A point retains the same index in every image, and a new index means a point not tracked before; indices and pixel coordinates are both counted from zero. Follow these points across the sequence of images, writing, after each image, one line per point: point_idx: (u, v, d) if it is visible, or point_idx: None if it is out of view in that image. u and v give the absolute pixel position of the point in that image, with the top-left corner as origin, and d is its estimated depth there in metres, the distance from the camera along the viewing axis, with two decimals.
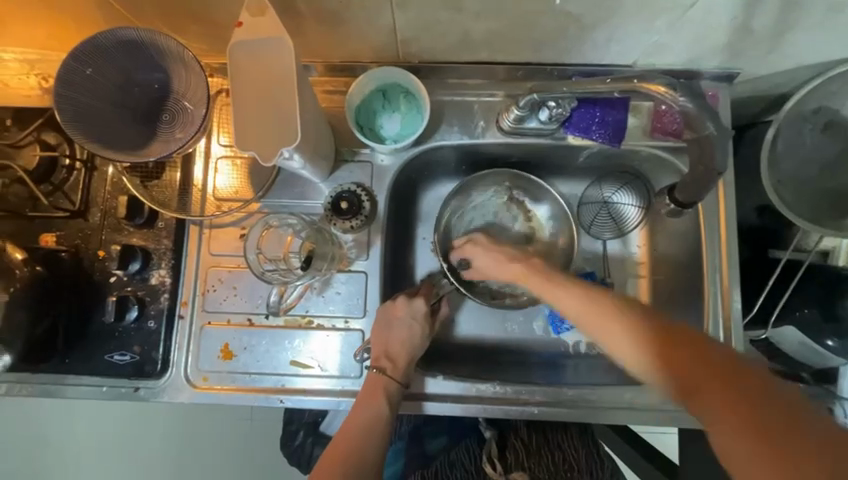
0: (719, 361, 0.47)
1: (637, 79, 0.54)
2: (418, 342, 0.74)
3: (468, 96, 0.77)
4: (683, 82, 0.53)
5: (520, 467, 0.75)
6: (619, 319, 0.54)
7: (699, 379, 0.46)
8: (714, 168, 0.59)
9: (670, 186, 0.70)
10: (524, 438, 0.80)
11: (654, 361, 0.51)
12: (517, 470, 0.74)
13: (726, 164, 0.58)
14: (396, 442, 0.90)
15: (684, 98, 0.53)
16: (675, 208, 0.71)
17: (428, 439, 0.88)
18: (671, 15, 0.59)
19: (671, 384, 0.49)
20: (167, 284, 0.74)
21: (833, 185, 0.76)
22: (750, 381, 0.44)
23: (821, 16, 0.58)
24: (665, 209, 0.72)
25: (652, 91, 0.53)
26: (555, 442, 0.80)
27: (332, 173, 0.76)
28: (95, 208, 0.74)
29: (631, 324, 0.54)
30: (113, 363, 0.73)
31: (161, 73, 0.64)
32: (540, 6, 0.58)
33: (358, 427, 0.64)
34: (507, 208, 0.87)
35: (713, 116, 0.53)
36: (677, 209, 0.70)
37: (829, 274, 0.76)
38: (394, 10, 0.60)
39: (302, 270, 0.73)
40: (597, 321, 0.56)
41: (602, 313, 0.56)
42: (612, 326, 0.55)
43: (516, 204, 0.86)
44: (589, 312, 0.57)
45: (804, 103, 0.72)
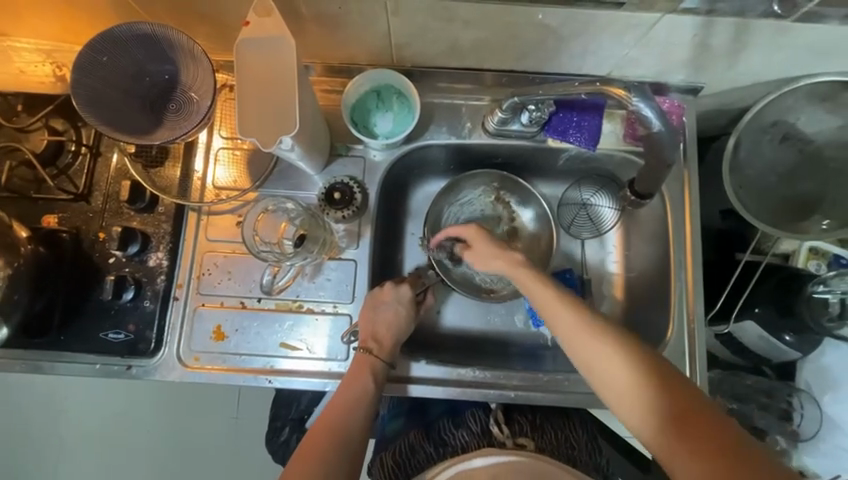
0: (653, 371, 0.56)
1: (601, 82, 0.61)
2: (405, 325, 0.78)
3: (456, 100, 0.83)
4: (640, 86, 0.60)
5: (526, 434, 0.72)
6: (574, 317, 0.62)
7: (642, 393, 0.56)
8: (669, 161, 0.66)
9: (629, 182, 0.77)
10: (529, 416, 0.77)
11: (612, 371, 0.58)
12: (523, 437, 0.71)
13: (674, 157, 0.66)
14: (399, 403, 0.91)
15: (639, 101, 0.59)
16: (636, 201, 0.77)
17: (431, 405, 0.87)
18: (639, 31, 0.65)
19: (617, 389, 0.57)
20: (164, 266, 0.77)
21: (787, 192, 0.83)
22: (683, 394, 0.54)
23: (768, 39, 0.65)
24: (627, 201, 0.78)
25: (614, 95, 0.59)
26: (560, 424, 0.77)
27: (327, 166, 0.81)
28: (98, 192, 0.77)
29: (587, 330, 0.60)
30: (107, 340, 0.75)
31: (171, 65, 0.68)
32: (521, 18, 0.64)
33: (344, 403, 0.68)
34: (492, 206, 0.92)
35: (662, 115, 0.60)
36: (637, 202, 0.77)
37: (783, 273, 0.83)
38: (389, 18, 0.66)
39: (294, 251, 0.77)
40: (560, 322, 0.62)
41: (564, 308, 0.63)
42: (570, 324, 0.62)
43: (499, 204, 0.92)
44: (552, 309, 0.64)
45: (762, 116, 0.79)
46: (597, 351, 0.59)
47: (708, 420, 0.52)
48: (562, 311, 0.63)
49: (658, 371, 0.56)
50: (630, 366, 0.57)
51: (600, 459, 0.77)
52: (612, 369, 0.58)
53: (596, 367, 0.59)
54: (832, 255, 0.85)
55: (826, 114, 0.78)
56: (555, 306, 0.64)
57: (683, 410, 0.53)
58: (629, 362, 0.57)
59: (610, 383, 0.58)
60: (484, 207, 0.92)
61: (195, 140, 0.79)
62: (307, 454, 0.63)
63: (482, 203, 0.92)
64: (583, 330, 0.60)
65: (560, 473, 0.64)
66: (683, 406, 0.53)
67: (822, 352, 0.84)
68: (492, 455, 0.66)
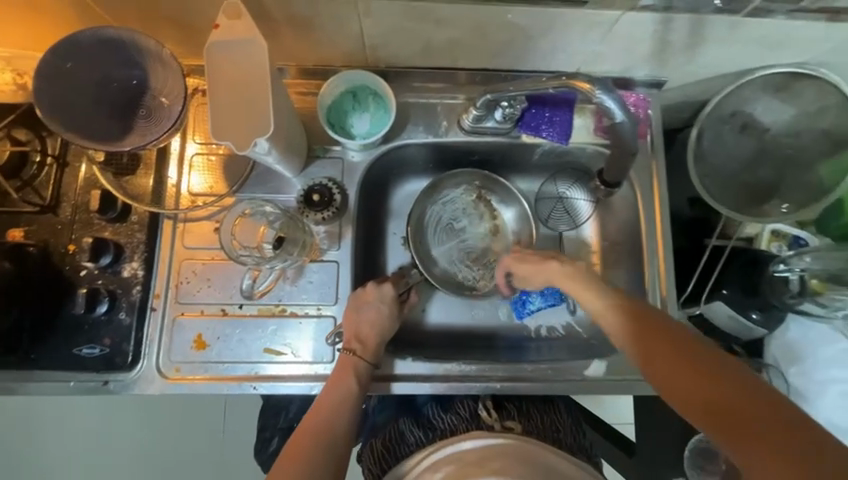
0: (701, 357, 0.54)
1: (566, 76, 0.63)
2: (390, 324, 0.78)
3: (431, 99, 0.84)
4: (602, 79, 0.63)
5: (513, 417, 0.77)
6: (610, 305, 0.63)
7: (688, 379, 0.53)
8: (632, 151, 0.70)
9: (597, 173, 0.80)
10: (515, 402, 0.82)
11: (653, 356, 0.57)
12: (510, 420, 0.76)
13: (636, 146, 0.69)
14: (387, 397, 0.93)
15: (600, 92, 0.62)
16: (606, 190, 0.80)
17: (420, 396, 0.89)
18: (603, 28, 0.68)
19: (658, 374, 0.56)
20: (139, 276, 0.75)
21: (748, 179, 0.88)
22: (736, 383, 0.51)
23: (723, 33, 0.69)
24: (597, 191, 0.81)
25: (578, 87, 0.63)
26: (545, 408, 0.83)
27: (305, 168, 0.81)
28: (66, 203, 0.75)
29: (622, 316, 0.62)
30: (82, 355, 0.73)
31: (139, 70, 0.66)
32: (490, 17, 0.66)
33: (329, 405, 0.68)
34: (488, 242, 0.94)
35: (622, 107, 0.64)
36: (607, 191, 0.80)
37: (747, 255, 0.88)
38: (361, 19, 0.67)
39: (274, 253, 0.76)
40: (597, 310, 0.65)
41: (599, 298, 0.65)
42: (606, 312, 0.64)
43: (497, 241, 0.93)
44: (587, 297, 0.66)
45: (722, 107, 0.83)
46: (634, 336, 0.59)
47: (761, 410, 0.48)
48: (595, 299, 0.65)
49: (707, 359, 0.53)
50: (672, 351, 0.55)
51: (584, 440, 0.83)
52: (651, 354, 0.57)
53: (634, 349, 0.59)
54: (790, 237, 0.89)
55: (780, 104, 0.83)
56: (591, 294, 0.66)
57: (735, 401, 0.49)
58: (671, 347, 0.56)
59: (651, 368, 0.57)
60: (481, 244, 0.94)
61: (167, 148, 0.78)
62: (291, 456, 0.62)
63: (480, 238, 0.94)
64: (618, 317, 0.62)
65: (541, 452, 0.67)
66: (735, 394, 0.50)
67: (787, 327, 0.88)
68: (481, 438, 0.68)
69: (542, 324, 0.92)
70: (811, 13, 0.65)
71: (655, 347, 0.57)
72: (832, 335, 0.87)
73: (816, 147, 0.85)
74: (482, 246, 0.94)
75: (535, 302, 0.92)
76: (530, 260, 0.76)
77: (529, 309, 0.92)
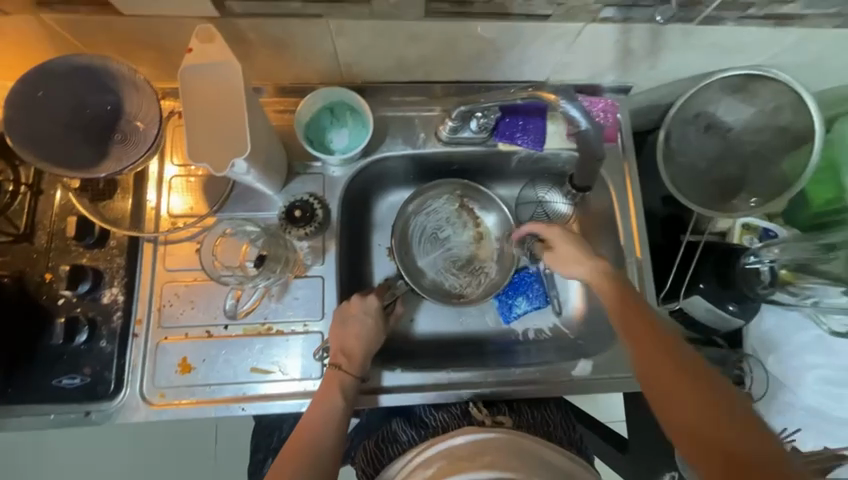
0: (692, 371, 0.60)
1: (533, 88, 0.66)
2: (377, 337, 0.77)
3: (408, 112, 0.86)
4: (567, 90, 0.67)
5: (504, 414, 0.80)
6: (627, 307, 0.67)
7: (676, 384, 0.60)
8: (598, 156, 0.72)
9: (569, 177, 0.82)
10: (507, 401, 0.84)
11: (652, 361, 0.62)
12: (501, 416, 0.79)
13: (603, 151, 0.72)
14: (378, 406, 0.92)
15: (564, 101, 0.66)
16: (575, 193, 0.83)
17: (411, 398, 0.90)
18: (568, 39, 0.71)
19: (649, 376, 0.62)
20: (120, 302, 0.74)
21: (716, 176, 0.92)
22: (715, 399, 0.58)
23: (680, 41, 0.72)
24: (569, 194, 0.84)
25: (546, 98, 0.66)
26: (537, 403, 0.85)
27: (286, 185, 0.81)
28: (41, 231, 0.74)
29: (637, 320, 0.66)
30: (62, 387, 0.71)
31: (113, 95, 0.67)
32: (458, 33, 0.68)
33: (316, 420, 0.68)
34: (517, 259, 0.93)
35: (585, 114, 0.66)
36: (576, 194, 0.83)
37: (722, 249, 0.90)
38: (334, 38, 0.68)
39: (256, 271, 0.76)
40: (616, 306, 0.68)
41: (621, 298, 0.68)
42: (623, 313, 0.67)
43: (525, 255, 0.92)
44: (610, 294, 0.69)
45: (686, 109, 0.87)
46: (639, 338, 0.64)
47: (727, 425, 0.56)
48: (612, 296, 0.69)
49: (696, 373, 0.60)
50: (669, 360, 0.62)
51: (574, 434, 0.84)
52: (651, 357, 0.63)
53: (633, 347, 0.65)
54: (762, 229, 0.94)
55: (740, 104, 0.87)
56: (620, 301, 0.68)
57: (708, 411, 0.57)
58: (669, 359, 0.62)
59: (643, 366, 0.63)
60: (509, 261, 0.93)
61: (145, 171, 0.78)
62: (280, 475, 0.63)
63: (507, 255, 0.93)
64: (631, 319, 0.66)
65: (534, 446, 0.66)
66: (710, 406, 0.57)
67: (762, 317, 0.92)
68: (472, 433, 0.67)
69: (529, 328, 0.94)
70: (758, 20, 0.69)
71: (660, 359, 0.62)
72: (802, 322, 0.90)
73: (776, 143, 0.89)
74: (467, 254, 0.95)
75: (521, 306, 0.94)
76: (566, 240, 0.77)
77: (516, 313, 0.93)
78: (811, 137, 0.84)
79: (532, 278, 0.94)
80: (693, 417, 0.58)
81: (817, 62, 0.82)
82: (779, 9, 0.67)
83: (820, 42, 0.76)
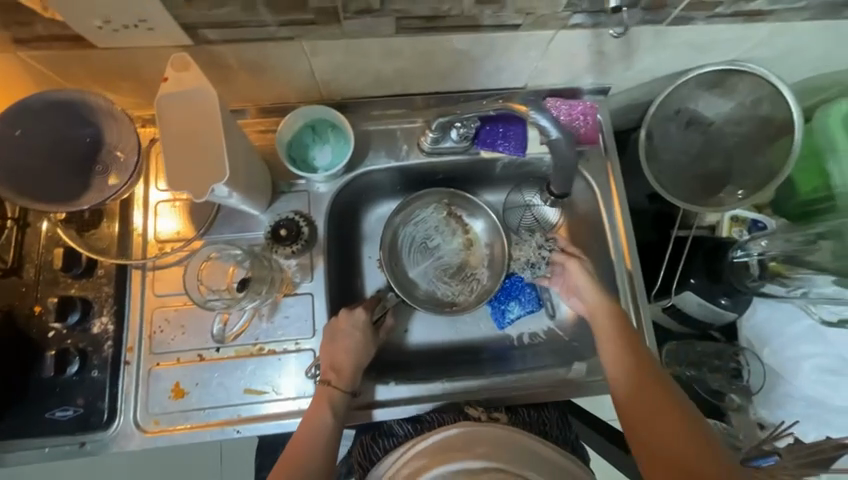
0: (661, 386, 0.71)
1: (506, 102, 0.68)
2: (364, 353, 0.77)
3: (390, 125, 0.86)
4: (538, 102, 0.68)
5: (500, 407, 0.82)
6: (612, 325, 0.77)
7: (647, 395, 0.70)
8: (570, 166, 0.73)
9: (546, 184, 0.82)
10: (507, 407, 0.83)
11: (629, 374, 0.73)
12: (496, 412, 0.79)
13: (574, 161, 0.72)
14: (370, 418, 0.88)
15: (535, 114, 0.67)
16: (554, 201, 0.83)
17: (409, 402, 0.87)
18: (541, 46, 0.71)
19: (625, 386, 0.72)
20: (110, 331, 0.74)
21: (700, 170, 0.92)
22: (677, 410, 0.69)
23: (652, 41, 0.73)
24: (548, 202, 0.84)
25: (517, 110, 0.67)
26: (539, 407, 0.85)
27: (271, 204, 0.82)
28: (29, 264, 0.74)
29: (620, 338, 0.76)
30: (55, 419, 0.71)
31: (92, 127, 0.67)
32: (432, 47, 0.69)
33: (306, 436, 0.69)
34: (537, 253, 0.87)
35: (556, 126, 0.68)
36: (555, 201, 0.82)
37: (710, 243, 0.91)
38: (309, 59, 0.69)
39: (242, 293, 0.76)
40: (603, 323, 0.78)
41: (609, 316, 0.78)
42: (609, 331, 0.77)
43: (546, 249, 0.86)
44: (600, 312, 0.79)
45: (665, 107, 0.87)
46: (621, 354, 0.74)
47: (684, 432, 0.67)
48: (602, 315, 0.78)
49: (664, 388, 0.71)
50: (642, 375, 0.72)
51: (568, 433, 0.87)
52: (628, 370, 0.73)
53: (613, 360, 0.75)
54: (750, 220, 0.93)
55: (718, 99, 0.88)
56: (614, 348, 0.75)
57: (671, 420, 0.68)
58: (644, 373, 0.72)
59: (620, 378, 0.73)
60: (530, 255, 0.87)
61: (131, 195, 0.78)
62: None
63: (526, 250, 0.88)
64: (615, 335, 0.76)
65: (538, 445, 0.67)
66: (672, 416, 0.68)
67: (754, 310, 0.92)
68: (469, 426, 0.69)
69: (523, 332, 0.94)
70: (727, 18, 0.70)
71: (635, 374, 0.72)
72: (794, 313, 0.90)
73: (758, 136, 0.90)
74: (458, 261, 0.96)
75: (514, 311, 0.93)
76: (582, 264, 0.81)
77: (510, 318, 0.93)
78: (791, 128, 0.85)
79: (523, 282, 0.93)
80: (657, 424, 0.68)
81: (792, 54, 0.82)
82: (747, 6, 0.68)
83: (792, 35, 0.76)
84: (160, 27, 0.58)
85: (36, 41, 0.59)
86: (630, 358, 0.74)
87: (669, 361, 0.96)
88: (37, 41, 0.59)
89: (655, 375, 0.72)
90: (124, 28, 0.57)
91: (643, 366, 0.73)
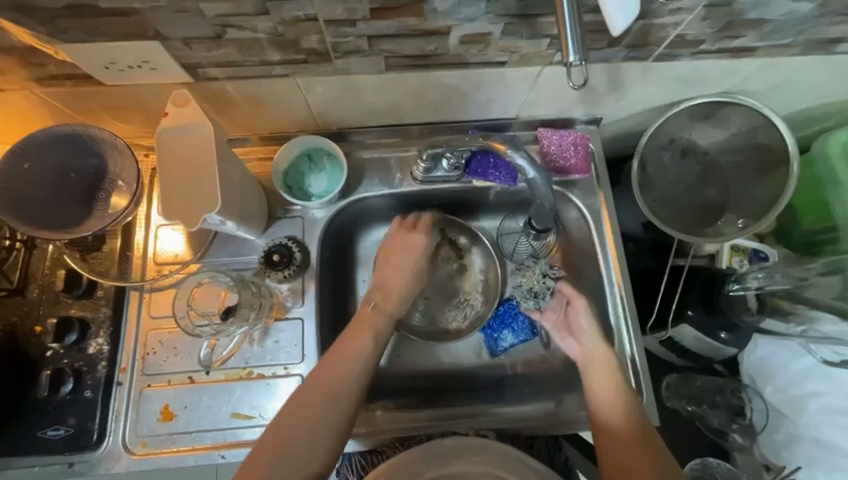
0: (647, 437, 0.71)
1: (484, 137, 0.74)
2: (410, 292, 0.84)
3: (384, 153, 0.88)
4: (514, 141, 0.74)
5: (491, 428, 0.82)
6: (606, 368, 0.77)
7: (631, 443, 0.70)
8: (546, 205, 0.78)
9: (528, 220, 0.87)
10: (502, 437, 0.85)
11: (616, 419, 0.73)
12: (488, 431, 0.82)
13: (548, 197, 0.76)
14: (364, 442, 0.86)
15: (513, 151, 0.72)
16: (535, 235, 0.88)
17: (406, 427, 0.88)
18: (529, 80, 0.73)
19: (611, 431, 0.72)
20: (105, 352, 0.76)
21: (698, 200, 0.91)
22: (660, 464, 0.69)
23: (639, 74, 0.75)
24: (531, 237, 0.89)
25: (497, 148, 0.73)
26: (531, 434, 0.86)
27: (267, 229, 0.84)
28: (34, 284, 0.77)
29: (612, 382, 0.75)
30: (46, 438, 0.72)
31: (97, 158, 0.71)
32: (422, 82, 0.71)
33: (349, 351, 0.74)
34: (541, 281, 0.86)
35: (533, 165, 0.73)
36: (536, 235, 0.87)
37: (708, 274, 0.89)
38: (304, 94, 0.72)
39: (225, 320, 0.76)
40: (598, 364, 0.78)
41: (603, 357, 0.78)
42: (602, 373, 0.77)
43: (550, 278, 0.87)
44: (595, 352, 0.79)
45: (658, 138, 0.88)
46: (613, 398, 0.74)
47: None
48: (597, 356, 0.78)
49: (649, 439, 0.71)
50: (629, 422, 0.72)
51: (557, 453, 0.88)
52: (616, 414, 0.73)
53: (602, 402, 0.74)
54: (751, 251, 0.89)
55: (713, 129, 0.88)
56: (613, 393, 0.74)
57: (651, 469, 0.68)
58: (631, 421, 0.72)
59: (608, 420, 0.73)
60: (534, 283, 0.87)
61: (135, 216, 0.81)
62: (294, 405, 0.70)
63: (530, 277, 0.87)
64: (607, 379, 0.76)
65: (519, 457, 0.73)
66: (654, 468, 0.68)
67: (755, 346, 0.91)
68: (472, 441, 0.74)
69: (517, 360, 0.92)
70: (712, 54, 0.71)
71: (623, 419, 0.72)
72: (796, 350, 0.86)
73: (755, 165, 0.89)
74: (451, 286, 0.96)
75: (508, 338, 0.91)
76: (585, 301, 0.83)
77: (503, 346, 0.91)
78: (787, 160, 0.84)
79: (517, 310, 0.91)
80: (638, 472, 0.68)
81: (783, 87, 0.82)
82: (731, 43, 0.69)
83: (781, 69, 0.77)
84: (163, 67, 0.62)
85: (50, 79, 0.64)
86: (629, 409, 0.73)
87: (670, 395, 0.96)
88: (51, 79, 0.64)
89: (642, 425, 0.72)
90: (129, 68, 0.62)
91: (630, 412, 0.73)
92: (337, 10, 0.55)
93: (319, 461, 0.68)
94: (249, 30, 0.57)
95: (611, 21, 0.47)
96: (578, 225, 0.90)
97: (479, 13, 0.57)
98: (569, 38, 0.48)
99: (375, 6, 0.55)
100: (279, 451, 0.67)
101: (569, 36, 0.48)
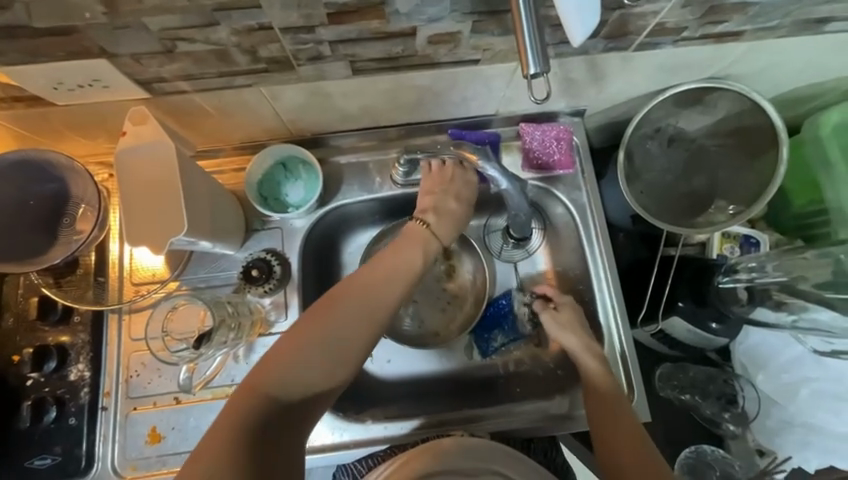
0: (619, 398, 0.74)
1: (456, 146, 0.71)
2: (463, 218, 0.79)
3: (362, 157, 0.85)
4: (486, 150, 0.71)
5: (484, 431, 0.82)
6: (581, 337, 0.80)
7: (606, 402, 0.74)
8: (522, 209, 0.79)
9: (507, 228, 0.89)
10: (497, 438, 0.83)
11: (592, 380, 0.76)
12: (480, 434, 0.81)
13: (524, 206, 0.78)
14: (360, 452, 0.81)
15: (483, 161, 0.70)
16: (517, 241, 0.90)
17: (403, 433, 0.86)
18: (505, 77, 0.70)
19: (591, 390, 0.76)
20: (86, 377, 0.75)
21: (687, 189, 0.88)
22: (632, 420, 0.71)
23: (619, 65, 0.72)
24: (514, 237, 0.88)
25: (468, 158, 0.70)
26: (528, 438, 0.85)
27: (245, 242, 0.82)
28: (8, 312, 0.75)
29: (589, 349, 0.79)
30: (33, 467, 0.72)
31: (58, 183, 0.68)
32: (393, 85, 0.68)
33: (391, 265, 0.71)
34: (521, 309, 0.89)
35: (503, 174, 0.72)
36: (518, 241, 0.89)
37: (700, 264, 0.87)
38: (271, 103, 0.69)
39: (201, 347, 0.74)
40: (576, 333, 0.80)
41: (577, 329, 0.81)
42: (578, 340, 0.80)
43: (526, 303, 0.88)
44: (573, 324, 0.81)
45: (644, 127, 0.85)
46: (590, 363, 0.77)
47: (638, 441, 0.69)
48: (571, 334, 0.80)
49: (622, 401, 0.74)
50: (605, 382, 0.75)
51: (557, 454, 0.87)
52: (596, 374, 0.76)
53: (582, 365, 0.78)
54: (742, 237, 0.88)
55: (699, 115, 0.85)
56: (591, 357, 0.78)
57: (625, 424, 0.71)
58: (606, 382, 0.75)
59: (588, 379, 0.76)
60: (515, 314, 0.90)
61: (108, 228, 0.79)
62: (324, 309, 0.65)
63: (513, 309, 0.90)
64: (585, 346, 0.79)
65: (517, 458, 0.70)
66: (627, 426, 0.71)
67: (746, 335, 0.89)
68: (466, 438, 0.71)
69: (509, 360, 0.91)
70: (696, 40, 0.68)
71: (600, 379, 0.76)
72: (786, 340, 0.87)
73: (744, 151, 0.86)
74: (440, 288, 0.94)
75: (499, 339, 0.91)
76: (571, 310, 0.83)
77: (494, 346, 0.91)
78: (777, 143, 0.81)
79: (508, 308, 0.90)
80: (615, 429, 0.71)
81: (772, 70, 0.79)
82: (714, 29, 0.66)
83: (767, 51, 0.74)
84: (115, 85, 0.59)
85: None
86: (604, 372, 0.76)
87: (663, 385, 0.93)
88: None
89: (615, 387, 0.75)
90: (80, 87, 0.59)
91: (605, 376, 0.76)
92: (292, 16, 0.51)
93: (343, 366, 0.64)
94: (201, 42, 0.54)
95: (564, 16, 0.44)
96: (566, 222, 0.88)
97: (445, 12, 0.54)
98: (529, 50, 0.46)
99: (333, 11, 0.52)
100: (301, 355, 0.62)
101: (528, 47, 0.46)
